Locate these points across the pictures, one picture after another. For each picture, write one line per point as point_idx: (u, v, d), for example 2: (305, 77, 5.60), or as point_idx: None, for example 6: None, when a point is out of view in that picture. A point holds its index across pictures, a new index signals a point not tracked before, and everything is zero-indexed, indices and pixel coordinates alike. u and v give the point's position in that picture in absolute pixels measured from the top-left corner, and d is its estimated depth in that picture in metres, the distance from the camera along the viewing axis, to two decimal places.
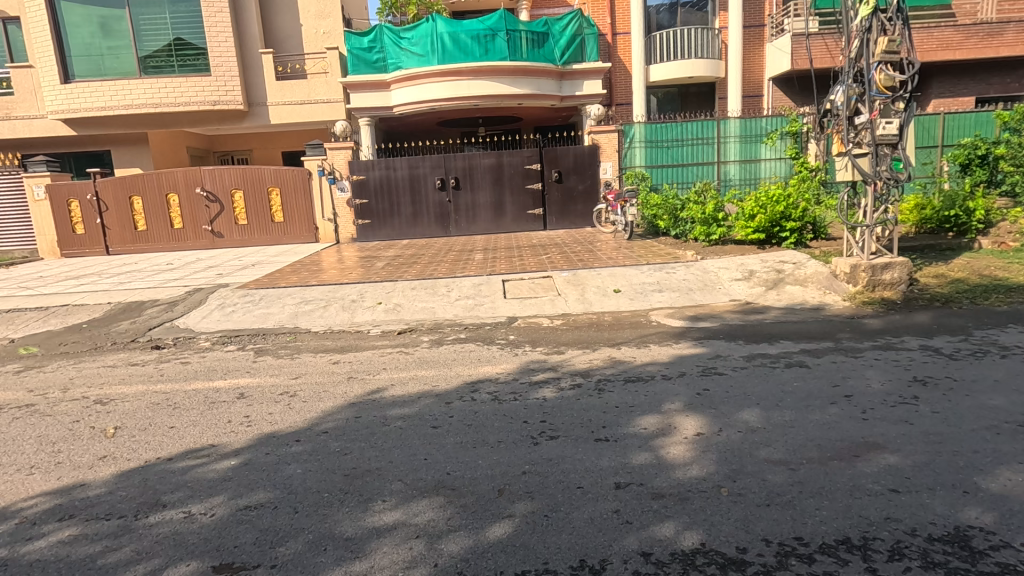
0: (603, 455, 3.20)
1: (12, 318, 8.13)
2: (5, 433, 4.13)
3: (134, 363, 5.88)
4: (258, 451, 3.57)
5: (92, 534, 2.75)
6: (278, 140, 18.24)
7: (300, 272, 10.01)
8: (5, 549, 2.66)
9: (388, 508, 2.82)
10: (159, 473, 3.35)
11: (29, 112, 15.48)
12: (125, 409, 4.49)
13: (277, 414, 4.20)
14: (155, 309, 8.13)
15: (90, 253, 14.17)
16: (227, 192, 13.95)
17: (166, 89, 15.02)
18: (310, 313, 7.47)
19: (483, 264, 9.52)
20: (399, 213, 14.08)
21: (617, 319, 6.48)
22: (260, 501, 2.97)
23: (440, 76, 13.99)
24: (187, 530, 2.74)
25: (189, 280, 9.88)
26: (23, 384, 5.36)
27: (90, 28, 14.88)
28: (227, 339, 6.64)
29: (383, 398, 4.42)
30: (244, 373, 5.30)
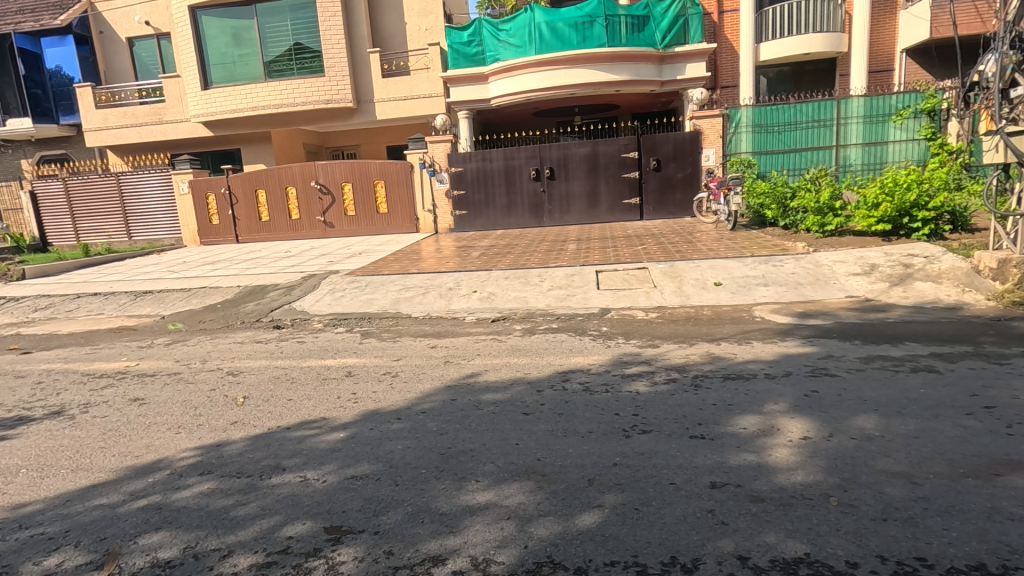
0: (698, 453, 3.10)
1: (163, 298, 9.34)
2: (158, 396, 4.79)
3: (259, 340, 6.54)
4: (364, 426, 3.84)
5: (225, 489, 3.12)
6: (383, 135, 19.24)
7: (402, 260, 10.56)
8: (160, 495, 3.11)
9: (480, 488, 2.93)
10: (279, 440, 3.71)
11: (177, 116, 17.53)
12: (252, 381, 5.03)
13: (381, 393, 4.50)
14: (276, 292, 8.96)
15: (223, 241, 15.90)
16: (338, 185, 14.99)
17: (287, 91, 16.37)
18: (410, 299, 7.87)
19: (576, 254, 9.48)
20: (495, 204, 14.34)
21: (716, 314, 6.17)
22: (364, 472, 3.20)
23: (537, 66, 14.02)
24: (302, 492, 3.02)
25: (304, 266, 10.77)
26: (171, 355, 6.18)
27: (225, 38, 16.53)
28: (337, 321, 7.18)
29: (477, 383, 4.57)
30: (351, 353, 5.72)
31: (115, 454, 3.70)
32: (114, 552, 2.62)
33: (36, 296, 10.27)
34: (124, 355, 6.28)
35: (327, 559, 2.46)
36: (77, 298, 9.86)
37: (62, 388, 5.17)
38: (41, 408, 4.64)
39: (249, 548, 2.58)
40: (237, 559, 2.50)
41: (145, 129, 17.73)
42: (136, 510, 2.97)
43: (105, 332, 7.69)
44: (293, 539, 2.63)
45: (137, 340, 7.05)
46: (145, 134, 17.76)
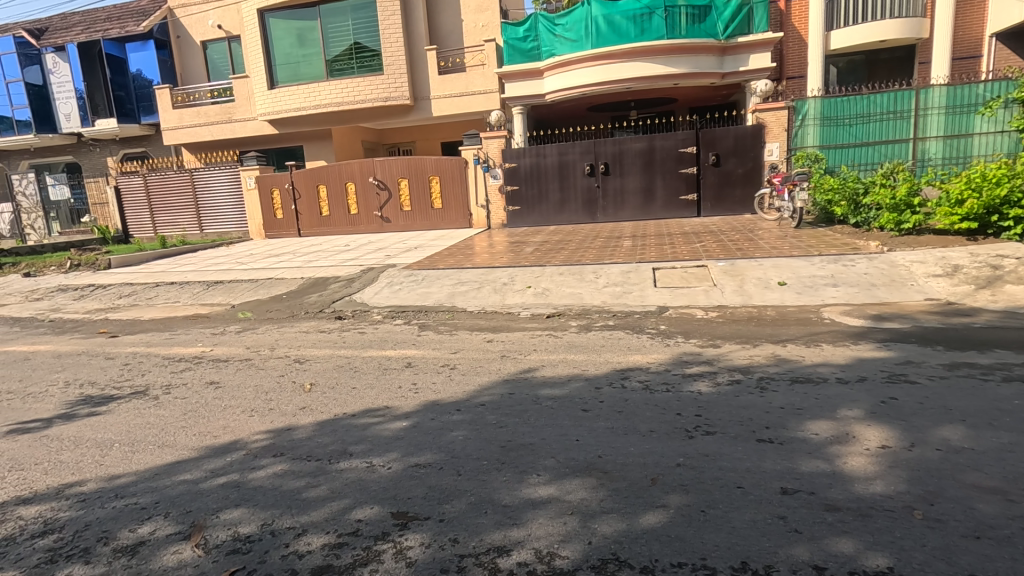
0: (766, 457, 3.00)
1: (233, 288, 9.86)
2: (232, 380, 5.07)
3: (322, 330, 6.79)
4: (425, 416, 3.93)
5: (296, 471, 3.27)
6: (438, 131, 19.54)
7: (456, 255, 10.70)
8: (237, 474, 3.29)
9: (542, 483, 2.95)
10: (345, 426, 3.86)
11: (245, 115, 18.38)
12: (318, 368, 5.24)
13: (440, 384, 4.60)
14: (337, 284, 9.28)
15: (286, 234, 16.60)
16: (394, 180, 15.33)
17: (347, 90, 16.89)
18: (465, 293, 7.97)
19: (632, 250, 9.33)
20: (548, 199, 14.29)
21: (781, 314, 5.94)
22: (427, 461, 3.28)
23: (593, 60, 13.86)
24: (369, 478, 3.13)
25: (363, 260, 11.09)
26: (243, 342, 6.52)
27: (290, 39, 17.18)
28: (395, 313, 7.37)
29: (534, 378, 4.59)
30: (410, 345, 5.86)
31: (195, 433, 3.94)
32: (199, 524, 2.79)
33: (121, 284, 11.06)
34: (200, 341, 6.67)
35: (395, 543, 2.54)
36: (156, 287, 10.54)
37: (147, 370, 5.56)
38: (129, 388, 5.00)
39: (321, 528, 2.69)
40: (310, 538, 2.62)
41: (216, 128, 18.68)
42: (216, 487, 3.15)
43: (182, 319, 8.19)
44: (362, 522, 2.72)
45: (211, 327, 7.48)
46: (216, 133, 18.73)
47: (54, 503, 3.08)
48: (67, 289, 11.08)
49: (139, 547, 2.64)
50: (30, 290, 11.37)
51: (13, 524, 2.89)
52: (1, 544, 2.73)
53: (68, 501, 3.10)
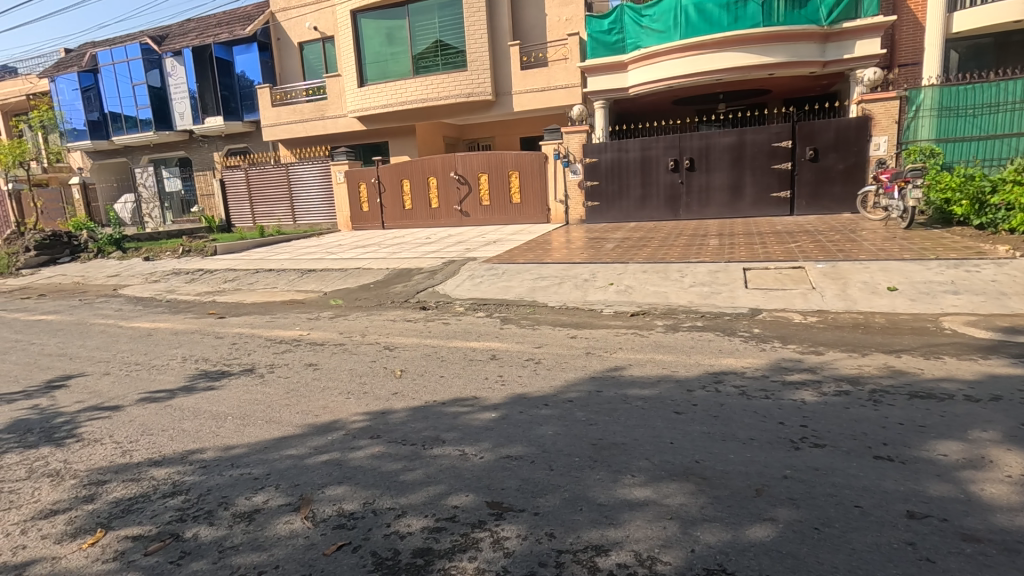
0: (886, 476, 2.76)
1: (324, 276, 10.40)
2: (328, 363, 5.36)
3: (408, 320, 7.02)
4: (514, 408, 3.96)
5: (392, 454, 3.38)
6: (518, 126, 19.62)
7: (535, 250, 10.72)
8: (339, 452, 3.45)
9: (637, 484, 2.88)
10: (437, 413, 3.95)
11: (336, 112, 19.32)
12: (407, 356, 5.42)
13: (526, 377, 4.62)
14: (421, 275, 9.56)
15: (371, 226, 17.31)
16: (475, 175, 15.57)
17: (432, 86, 17.35)
18: (546, 288, 7.95)
19: (719, 249, 8.95)
20: (629, 196, 13.98)
21: (892, 322, 5.47)
22: (518, 453, 3.30)
23: (681, 51, 13.39)
24: (463, 465, 3.19)
25: (444, 253, 11.36)
26: (336, 327, 6.87)
27: (380, 39, 17.85)
28: (478, 306, 7.49)
29: (622, 377, 4.49)
30: (493, 337, 5.93)
31: (298, 411, 4.19)
32: (307, 498, 2.96)
33: (225, 269, 11.99)
34: (298, 325, 7.10)
35: (492, 532, 2.56)
36: (256, 273, 11.33)
37: (252, 349, 5.98)
38: (237, 365, 5.40)
39: (420, 512, 2.77)
40: (410, 520, 2.70)
41: (310, 124, 19.77)
42: (319, 463, 3.33)
43: (280, 304, 8.75)
44: (459, 508, 2.78)
45: (306, 313, 7.93)
46: (309, 129, 19.81)
47: (181, 467, 3.38)
48: (180, 273, 12.16)
49: (255, 515, 2.83)
50: (150, 273, 12.58)
51: (146, 483, 3.19)
52: (139, 500, 3.02)
53: (192, 466, 3.38)
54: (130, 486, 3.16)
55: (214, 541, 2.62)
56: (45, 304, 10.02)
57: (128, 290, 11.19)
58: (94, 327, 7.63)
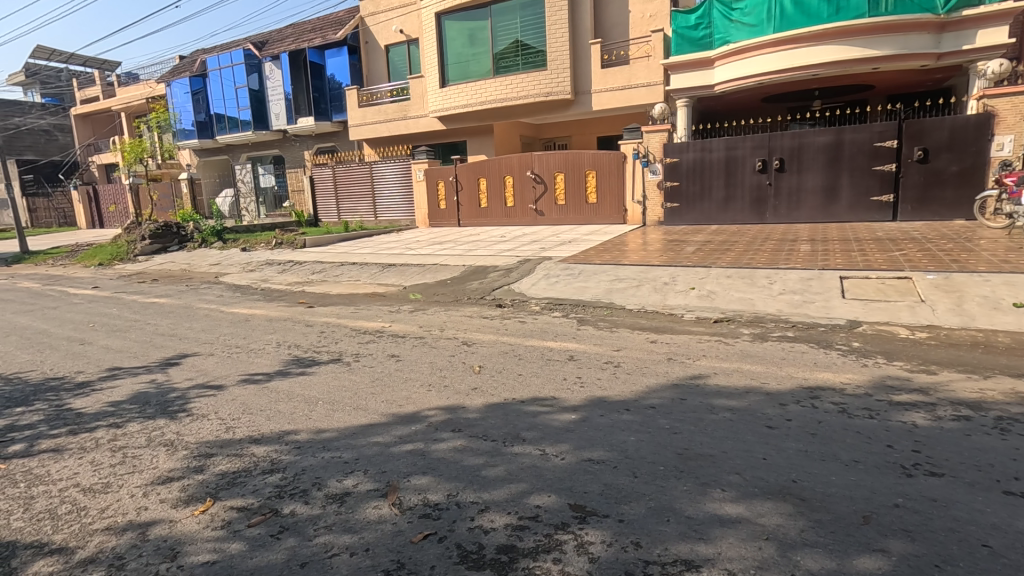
0: (1019, 515, 2.48)
1: (403, 271, 10.76)
2: (410, 354, 5.53)
3: (485, 316, 7.12)
4: (594, 411, 3.91)
5: (474, 448, 3.43)
6: (596, 125, 19.39)
7: (611, 251, 10.56)
8: (422, 443, 3.54)
9: (728, 499, 2.74)
10: (516, 411, 3.97)
11: (418, 112, 19.94)
12: (485, 352, 5.50)
13: (605, 380, 4.54)
14: (496, 273, 9.68)
15: (448, 224, 17.71)
16: (551, 174, 15.55)
17: (512, 86, 17.49)
18: (623, 290, 7.81)
19: (811, 255, 8.42)
20: (711, 197, 13.46)
21: (1018, 342, 4.91)
22: (600, 457, 3.25)
23: (774, 46, 12.71)
24: (543, 465, 3.18)
25: (519, 251, 11.43)
26: (415, 320, 7.09)
27: (462, 40, 18.20)
28: (553, 305, 7.47)
29: (707, 385, 4.32)
30: (571, 337, 5.88)
31: (383, 400, 4.34)
32: (393, 485, 3.05)
33: (313, 261, 12.69)
34: (380, 317, 7.38)
35: (575, 535, 2.53)
36: (341, 265, 11.92)
37: (339, 338, 6.27)
38: (326, 353, 5.67)
39: (502, 508, 2.78)
40: (493, 515, 2.72)
41: (393, 124, 20.50)
42: (404, 452, 3.43)
43: (364, 296, 9.13)
44: (541, 508, 2.76)
45: (388, 305, 8.22)
46: (392, 129, 20.56)
47: (278, 446, 3.59)
48: (273, 263, 12.99)
49: (346, 497, 2.95)
50: (246, 263, 13.52)
51: (248, 459, 3.42)
52: (242, 474, 3.24)
53: (288, 446, 3.59)
54: (234, 461, 3.40)
55: (309, 519, 2.76)
56: (158, 288, 11.03)
57: (228, 278, 12.09)
58: (200, 311, 8.30)
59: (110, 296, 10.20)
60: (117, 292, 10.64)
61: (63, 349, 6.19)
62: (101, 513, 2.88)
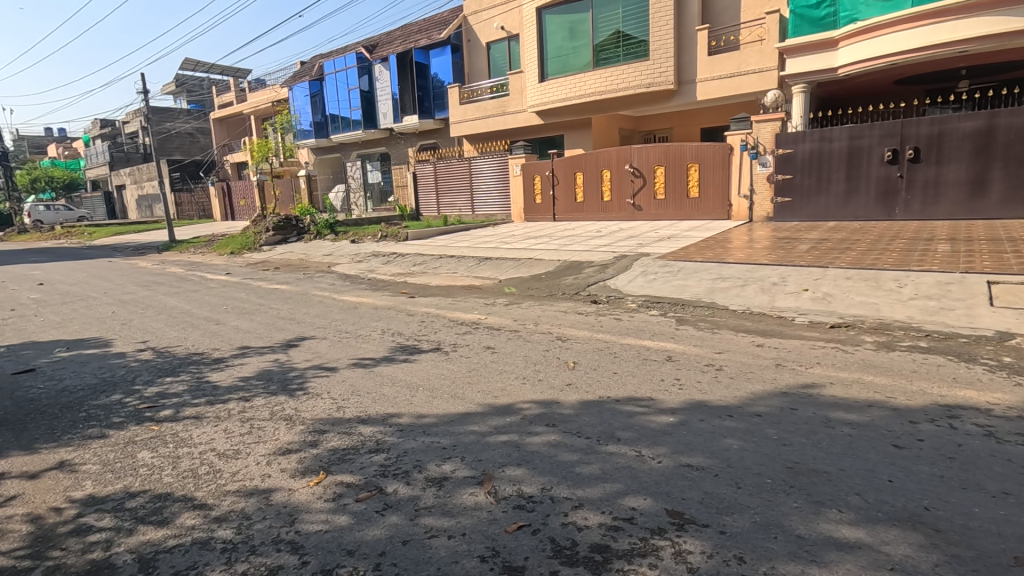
0: None
1: (499, 264, 10.96)
2: (505, 347, 5.63)
3: (580, 312, 7.08)
4: (694, 415, 3.75)
5: (568, 444, 3.42)
6: (700, 116, 18.53)
7: (714, 248, 10.05)
8: (517, 435, 3.60)
9: (846, 522, 2.52)
10: (611, 410, 3.91)
11: (517, 108, 20.18)
12: (579, 348, 5.46)
13: (706, 384, 4.33)
14: (592, 268, 9.57)
15: (543, 218, 17.79)
16: (651, 168, 15.08)
17: (613, 78, 17.14)
18: (727, 290, 7.40)
19: (949, 257, 7.47)
20: (829, 191, 12.38)
21: None
22: (700, 463, 3.11)
23: (911, 22, 11.41)
24: (640, 467, 3.10)
25: (615, 247, 11.21)
26: (510, 314, 7.20)
27: (563, 33, 18.11)
28: (650, 303, 7.26)
29: (821, 396, 3.98)
30: (669, 337, 5.68)
31: (478, 390, 4.46)
32: (489, 474, 3.13)
33: (414, 253, 13.30)
34: (477, 309, 7.58)
35: (673, 543, 2.45)
36: (441, 258, 12.39)
37: (438, 328, 6.53)
38: (427, 342, 5.92)
39: (597, 507, 2.75)
40: (587, 513, 2.70)
41: (492, 120, 20.92)
42: (500, 443, 3.50)
43: (461, 288, 9.42)
44: (637, 511, 2.70)
45: (483, 298, 8.42)
46: (491, 124, 20.99)
47: (383, 427, 3.81)
48: (379, 255, 13.77)
49: (444, 481, 3.07)
50: (355, 254, 14.46)
51: (357, 437, 3.66)
52: (351, 451, 3.48)
53: (392, 428, 3.80)
54: (343, 438, 3.65)
55: (411, 499, 2.91)
56: (280, 276, 12.11)
57: (339, 268, 13.00)
58: (314, 298, 9.00)
59: (240, 281, 11.37)
60: (246, 278, 11.82)
61: (202, 328, 6.98)
62: (232, 477, 3.21)
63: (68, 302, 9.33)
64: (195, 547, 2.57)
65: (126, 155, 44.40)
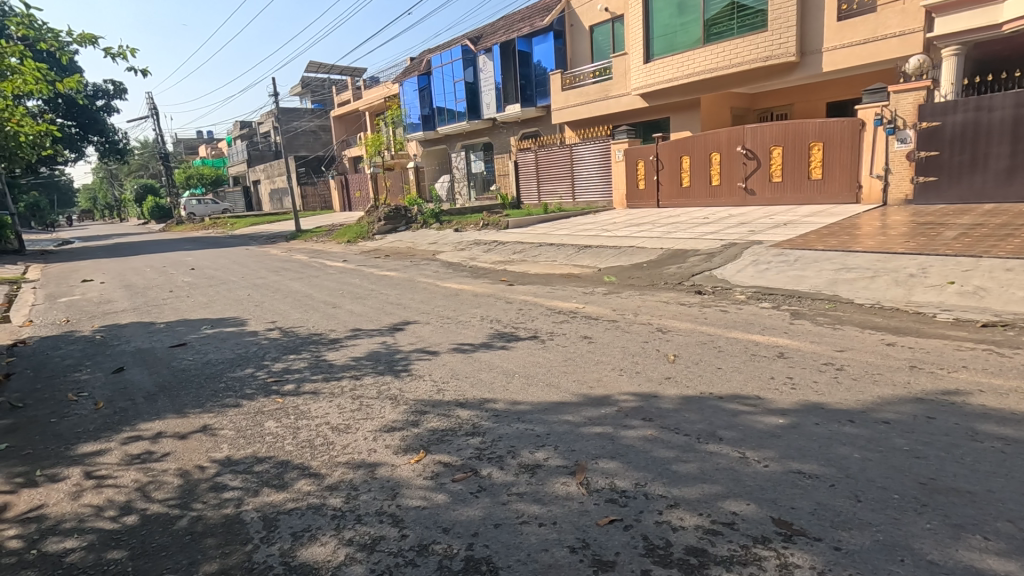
0: None
1: (599, 253, 10.78)
2: (601, 337, 5.54)
3: (683, 303, 6.77)
4: (807, 418, 3.45)
5: (665, 440, 3.30)
6: (826, 89, 16.86)
7: (839, 235, 9.13)
8: (612, 428, 3.53)
9: (992, 552, 2.19)
10: (713, 407, 3.71)
11: (621, 91, 19.63)
12: (680, 341, 5.23)
13: (823, 385, 3.96)
14: (697, 257, 9.09)
15: (646, 204, 17.22)
16: (766, 148, 13.97)
17: (725, 54, 16.06)
18: (853, 281, 6.71)
19: None
20: (987, 168, 10.80)
21: None
22: (814, 471, 2.85)
23: None
24: (744, 470, 2.91)
25: (724, 234, 10.57)
26: (609, 303, 7.06)
27: (671, 9, 17.23)
28: (762, 295, 6.76)
29: (966, 405, 3.48)
30: (781, 332, 5.26)
31: (574, 380, 4.44)
32: (582, 464, 3.10)
33: (515, 241, 13.46)
34: (575, 298, 7.51)
35: (778, 554, 2.28)
36: (540, 246, 12.44)
37: (535, 316, 6.57)
38: (524, 330, 5.98)
39: (694, 507, 2.64)
40: (683, 514, 2.59)
41: (595, 105, 20.53)
42: (593, 434, 3.46)
43: (560, 276, 9.38)
44: (738, 516, 2.54)
45: (582, 287, 8.33)
46: (593, 110, 20.61)
47: (479, 412, 3.91)
48: (481, 243, 14.11)
49: (537, 469, 3.09)
50: (459, 242, 14.94)
51: (455, 419, 3.80)
52: (449, 433, 3.62)
53: (487, 413, 3.89)
54: (443, 420, 3.81)
55: (504, 484, 2.97)
56: (389, 263, 12.83)
57: (443, 256, 13.50)
58: (420, 285, 9.42)
59: (355, 268, 12.22)
60: (360, 265, 12.67)
61: (321, 311, 7.60)
62: (343, 449, 3.48)
63: (213, 286, 10.56)
64: (310, 511, 2.82)
65: (261, 153, 49.24)
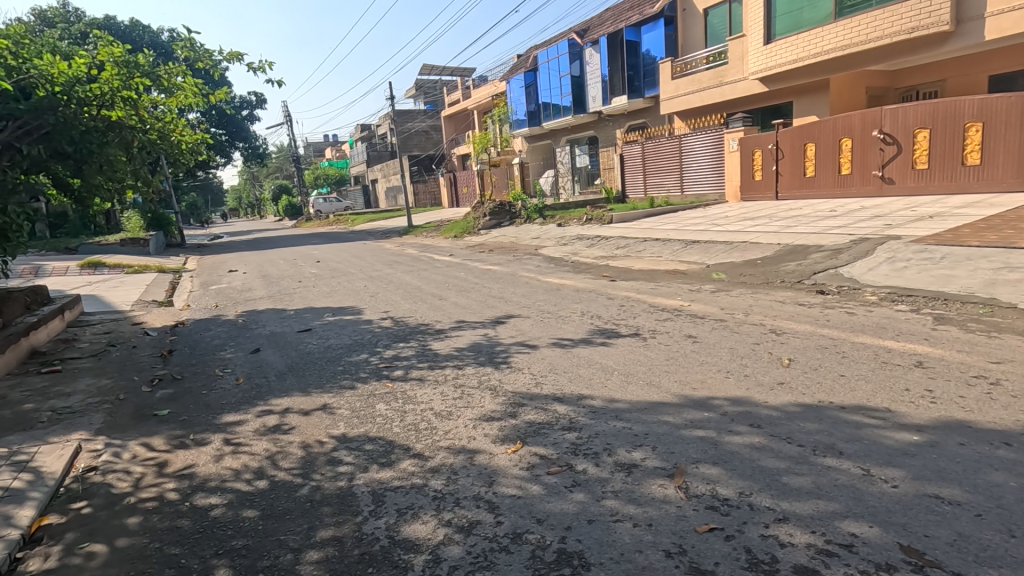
0: None
1: (708, 248, 10.25)
2: (707, 337, 5.28)
3: (800, 303, 6.25)
4: (949, 437, 3.04)
5: (775, 450, 3.08)
6: (988, 60, 14.61)
7: (1000, 229, 7.90)
8: (715, 432, 3.36)
9: None
10: (834, 418, 3.39)
11: (737, 76, 18.43)
12: (797, 344, 4.83)
13: (973, 401, 3.45)
14: (821, 254, 8.33)
15: (763, 196, 16.06)
16: (908, 132, 12.43)
17: (861, 28, 14.52)
18: (1014, 283, 5.79)
19: None
20: None
21: None
22: (954, 497, 2.52)
23: None
24: (868, 489, 2.64)
25: (854, 228, 9.57)
26: (717, 302, 6.70)
27: None
28: (896, 297, 6.05)
29: None
30: (920, 339, 4.67)
31: (676, 380, 4.27)
32: (681, 468, 2.99)
33: (618, 236, 13.21)
34: (679, 295, 7.23)
35: None
36: (644, 241, 12.09)
37: (637, 313, 6.41)
38: (625, 327, 5.86)
39: (805, 524, 2.44)
40: (793, 529, 2.41)
41: (707, 93, 19.49)
42: (696, 437, 3.31)
43: (664, 272, 9.08)
44: (859, 538, 2.32)
45: (688, 284, 7.99)
46: (706, 98, 19.58)
47: (576, 408, 3.90)
48: (583, 238, 14.02)
49: (633, 468, 3.03)
50: (561, 237, 14.99)
51: (552, 414, 3.83)
52: (545, 426, 3.65)
53: (584, 409, 3.88)
54: (540, 413, 3.86)
55: (599, 480, 2.94)
56: (493, 257, 13.18)
57: (545, 250, 13.58)
58: (522, 279, 9.58)
59: (461, 262, 12.68)
60: (465, 259, 13.16)
61: (429, 302, 7.99)
62: (444, 435, 3.65)
63: (335, 277, 11.50)
64: (413, 490, 3.00)
65: (378, 154, 52.58)
